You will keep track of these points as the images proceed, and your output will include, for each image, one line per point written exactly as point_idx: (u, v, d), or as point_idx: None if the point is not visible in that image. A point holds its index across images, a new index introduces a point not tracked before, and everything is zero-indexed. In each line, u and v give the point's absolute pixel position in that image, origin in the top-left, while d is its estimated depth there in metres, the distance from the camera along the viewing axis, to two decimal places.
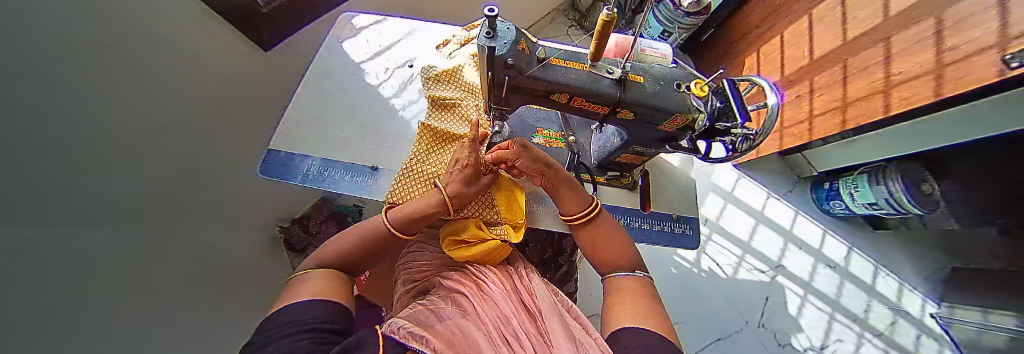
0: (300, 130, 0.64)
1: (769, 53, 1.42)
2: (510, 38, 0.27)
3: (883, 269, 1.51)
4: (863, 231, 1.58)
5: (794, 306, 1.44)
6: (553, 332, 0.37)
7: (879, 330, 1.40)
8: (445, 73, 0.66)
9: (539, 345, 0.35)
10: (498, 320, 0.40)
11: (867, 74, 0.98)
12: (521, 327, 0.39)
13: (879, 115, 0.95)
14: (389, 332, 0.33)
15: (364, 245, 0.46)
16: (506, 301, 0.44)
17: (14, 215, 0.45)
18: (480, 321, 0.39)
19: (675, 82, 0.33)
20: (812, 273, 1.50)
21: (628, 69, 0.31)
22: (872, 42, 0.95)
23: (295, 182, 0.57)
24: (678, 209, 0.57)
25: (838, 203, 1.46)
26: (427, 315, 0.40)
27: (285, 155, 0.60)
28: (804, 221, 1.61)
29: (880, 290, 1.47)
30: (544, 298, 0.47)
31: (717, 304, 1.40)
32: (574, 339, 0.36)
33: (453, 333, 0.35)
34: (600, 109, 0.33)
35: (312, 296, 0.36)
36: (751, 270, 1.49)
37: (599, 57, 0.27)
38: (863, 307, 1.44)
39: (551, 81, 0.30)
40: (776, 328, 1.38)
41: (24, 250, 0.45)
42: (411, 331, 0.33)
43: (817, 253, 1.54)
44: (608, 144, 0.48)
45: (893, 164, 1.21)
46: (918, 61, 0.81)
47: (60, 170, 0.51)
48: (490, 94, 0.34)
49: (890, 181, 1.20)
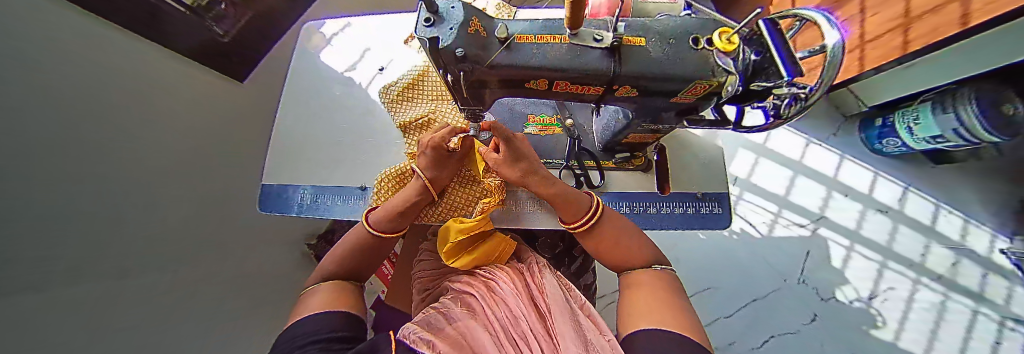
0: (286, 158, 0.62)
1: None
2: (457, 20, 0.21)
3: (946, 207, 1.34)
4: (921, 168, 1.39)
5: (839, 259, 1.32)
6: (562, 333, 0.31)
7: (937, 273, 1.26)
8: (408, 87, 0.56)
9: (549, 348, 0.29)
10: (510, 321, 0.34)
11: None
12: (531, 328, 0.33)
13: (954, 28, 0.76)
14: (400, 337, 0.30)
15: (360, 247, 0.44)
16: (517, 300, 0.38)
17: (53, 267, 0.49)
18: (491, 323, 0.34)
19: (691, 36, 0.25)
20: (860, 221, 1.36)
21: (622, 31, 0.23)
22: None
23: (294, 213, 0.58)
24: (702, 184, 0.50)
25: (893, 141, 1.27)
26: (437, 316, 0.35)
27: (278, 187, 0.60)
28: (850, 165, 1.43)
29: (941, 231, 1.31)
30: (557, 295, 0.39)
31: (750, 265, 1.33)
32: (585, 341, 0.30)
33: (462, 336, 0.30)
34: (594, 90, 0.27)
35: (325, 307, 0.34)
36: (789, 226, 1.38)
37: (578, 23, 0.19)
38: (920, 252, 1.30)
39: (522, 66, 0.23)
40: (818, 283, 1.29)
41: (60, 299, 0.49)
42: (422, 335, 0.29)
43: (866, 198, 1.38)
44: (611, 124, 0.41)
45: (966, 86, 0.98)
46: None
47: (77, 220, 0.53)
48: (455, 91, 0.29)
49: (958, 106, 0.99)
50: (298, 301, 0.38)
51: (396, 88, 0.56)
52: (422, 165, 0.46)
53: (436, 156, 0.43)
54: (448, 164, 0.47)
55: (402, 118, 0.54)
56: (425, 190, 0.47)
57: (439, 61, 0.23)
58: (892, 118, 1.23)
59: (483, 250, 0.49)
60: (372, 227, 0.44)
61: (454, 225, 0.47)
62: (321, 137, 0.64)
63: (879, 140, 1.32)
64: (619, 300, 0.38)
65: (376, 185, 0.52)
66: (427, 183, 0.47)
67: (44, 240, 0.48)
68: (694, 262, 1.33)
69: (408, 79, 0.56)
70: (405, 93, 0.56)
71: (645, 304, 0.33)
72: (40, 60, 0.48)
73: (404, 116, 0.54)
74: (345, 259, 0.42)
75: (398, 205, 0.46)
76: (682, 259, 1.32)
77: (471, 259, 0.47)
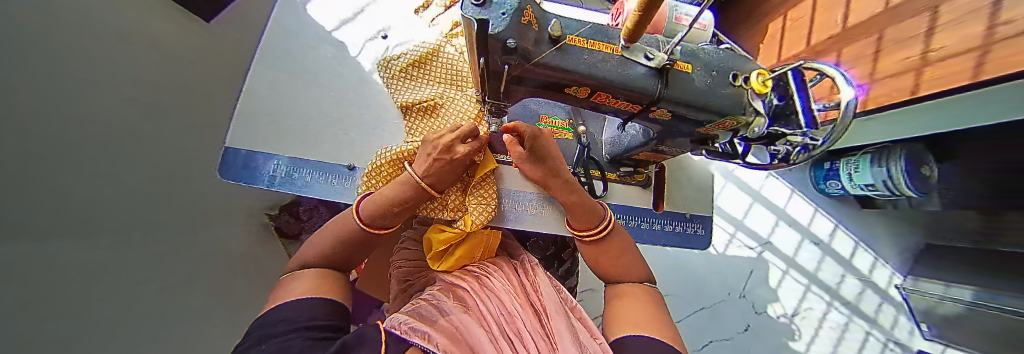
0: (259, 123, 0.54)
1: (799, 18, 1.28)
2: (511, 6, 0.18)
3: (863, 244, 1.56)
4: (852, 211, 1.60)
5: (775, 280, 1.51)
6: (558, 330, 0.31)
7: (847, 299, 1.49)
8: (414, 65, 0.52)
9: (545, 346, 0.30)
10: (505, 315, 0.34)
11: (905, 48, 0.87)
12: (525, 323, 0.33)
13: (903, 95, 0.87)
14: (389, 328, 0.29)
15: (342, 236, 0.40)
16: (508, 295, 0.38)
17: None
18: (484, 316, 0.33)
19: (732, 71, 0.25)
20: (797, 249, 1.55)
21: (675, 53, 0.22)
22: (919, 10, 0.84)
23: (263, 186, 0.52)
24: (693, 207, 0.54)
25: (836, 183, 1.41)
26: (428, 307, 0.34)
27: (246, 155, 0.53)
28: (798, 200, 1.61)
29: (856, 264, 1.53)
30: (549, 293, 0.40)
31: (705, 277, 1.47)
32: (580, 338, 0.31)
33: (457, 329, 0.29)
34: (630, 108, 0.27)
35: (309, 292, 0.33)
36: (741, 246, 1.53)
37: (635, 37, 0.19)
38: (837, 280, 1.51)
39: (568, 70, 0.22)
40: (756, 298, 1.47)
41: None
42: (415, 326, 0.28)
43: (805, 230, 1.58)
44: (625, 139, 0.42)
45: (898, 146, 1.13)
46: (964, 36, 0.73)
47: None
48: (487, 86, 0.28)
49: (892, 162, 1.14)
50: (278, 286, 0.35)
51: (400, 62, 0.52)
52: (423, 169, 0.38)
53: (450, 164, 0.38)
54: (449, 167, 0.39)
55: (405, 98, 0.50)
56: (421, 192, 0.39)
57: (483, 54, 0.22)
58: (837, 163, 1.36)
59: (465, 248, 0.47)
60: (364, 220, 0.40)
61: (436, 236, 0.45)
62: (307, 105, 0.58)
63: (824, 180, 1.47)
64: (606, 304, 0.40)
65: (369, 166, 0.44)
66: (425, 184, 0.39)
67: None
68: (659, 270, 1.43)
69: (414, 55, 0.52)
70: (410, 70, 0.52)
71: (631, 313, 0.35)
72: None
73: (407, 96, 0.50)
74: (324, 247, 0.39)
75: (392, 203, 0.39)
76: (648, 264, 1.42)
77: (455, 261, 0.45)
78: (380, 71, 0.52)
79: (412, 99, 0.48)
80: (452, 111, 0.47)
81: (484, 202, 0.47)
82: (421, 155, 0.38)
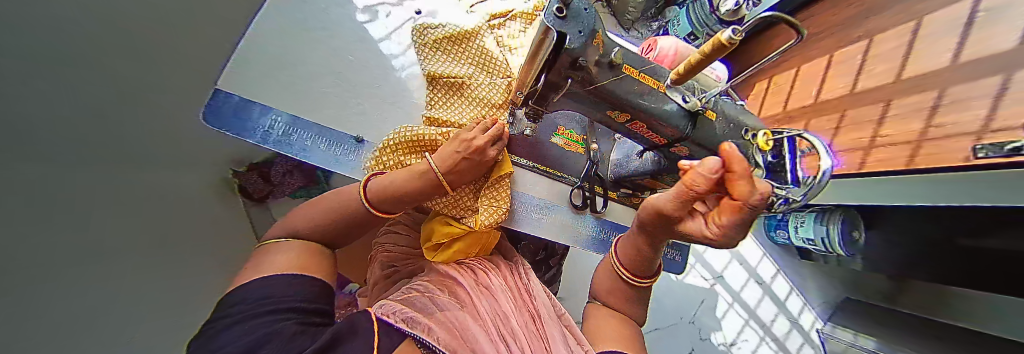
0: (261, 70, 0.49)
1: (781, 84, 1.44)
2: (589, 26, 0.20)
3: (796, 291, 1.76)
4: (793, 260, 1.80)
5: (721, 310, 1.66)
6: None
7: (776, 335, 1.67)
8: (448, 39, 0.52)
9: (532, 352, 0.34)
10: (496, 317, 0.37)
11: (858, 130, 1.03)
12: (518, 328, 0.36)
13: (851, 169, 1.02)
14: (382, 317, 0.30)
15: (340, 214, 0.39)
16: (504, 296, 0.41)
17: None
18: (478, 316, 0.35)
19: (743, 127, 0.31)
20: (744, 286, 1.72)
21: (708, 103, 0.28)
22: (874, 100, 0.99)
23: (252, 141, 0.44)
24: (675, 236, 0.59)
25: (783, 233, 1.59)
26: (424, 297, 0.36)
27: (238, 102, 0.46)
28: (751, 243, 1.79)
29: (788, 306, 1.74)
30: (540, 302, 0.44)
31: (662, 300, 1.58)
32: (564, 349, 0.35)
33: (455, 324, 0.32)
34: (658, 139, 0.32)
35: (291, 269, 0.32)
36: (698, 277, 1.67)
37: (683, 80, 0.22)
38: (771, 318, 1.70)
39: (614, 94, 0.26)
40: (702, 325, 1.61)
41: None
42: (411, 319, 0.30)
43: (752, 270, 1.76)
44: (633, 164, 0.46)
45: (841, 209, 1.28)
46: (905, 128, 0.87)
47: None
48: (529, 90, 0.29)
49: (831, 223, 1.31)
50: (253, 259, 0.34)
51: (434, 34, 0.52)
52: (445, 165, 0.37)
53: (471, 161, 0.38)
54: (470, 163, 0.39)
55: (434, 68, 0.49)
56: (432, 186, 0.38)
57: (546, 66, 0.24)
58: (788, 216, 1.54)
59: (463, 243, 0.47)
60: (369, 199, 0.38)
61: (440, 227, 0.45)
62: (320, 62, 0.55)
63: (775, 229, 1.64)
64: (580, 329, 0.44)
65: (383, 143, 0.43)
66: (442, 180, 0.38)
67: None
68: None
69: (448, 31, 0.52)
70: (442, 43, 0.52)
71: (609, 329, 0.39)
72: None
73: (436, 68, 0.50)
74: (321, 220, 0.38)
75: (402, 190, 0.37)
76: None
77: (451, 253, 0.46)
78: (414, 37, 0.52)
79: (440, 73, 0.47)
80: (478, 96, 0.48)
81: (497, 204, 0.44)
82: (443, 150, 0.38)
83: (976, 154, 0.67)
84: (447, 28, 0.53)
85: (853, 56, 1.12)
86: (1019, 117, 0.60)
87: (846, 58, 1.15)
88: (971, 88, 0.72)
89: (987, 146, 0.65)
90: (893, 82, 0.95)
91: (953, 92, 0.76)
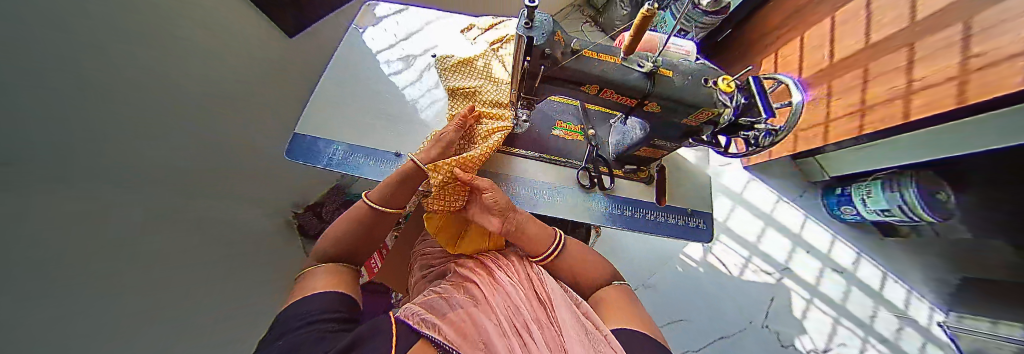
0: (324, 114, 0.66)
1: (787, 55, 1.42)
2: (548, 28, 0.31)
3: (894, 276, 1.47)
4: (876, 240, 1.54)
5: (799, 309, 1.41)
6: (563, 323, 0.37)
7: (885, 336, 1.35)
8: (461, 63, 0.65)
9: (549, 333, 0.36)
10: (507, 309, 0.40)
11: (888, 80, 0.97)
12: (531, 317, 0.38)
13: (895, 120, 0.95)
14: (402, 316, 0.34)
15: (355, 223, 0.46)
16: (516, 292, 0.44)
17: None
18: (490, 309, 0.39)
19: (703, 78, 0.38)
20: (819, 277, 1.47)
21: (659, 64, 0.36)
22: (895, 47, 0.95)
23: (320, 164, 0.60)
24: (692, 204, 0.61)
25: (849, 209, 1.43)
26: (439, 299, 0.40)
27: (311, 140, 0.62)
28: (812, 225, 1.59)
29: (886, 297, 1.43)
30: (555, 289, 0.46)
31: (721, 305, 1.41)
32: (584, 329, 0.35)
33: (464, 320, 0.35)
34: (629, 102, 0.39)
35: (325, 288, 0.36)
36: (757, 271, 1.49)
37: (633, 51, 0.30)
38: (869, 314, 1.40)
39: (583, 71, 0.35)
40: (780, 329, 1.37)
41: None
42: (425, 318, 0.33)
43: (825, 257, 1.51)
44: (629, 137, 0.53)
45: (908, 172, 1.18)
46: (941, 67, 0.81)
47: None
48: (522, 84, 0.39)
49: (905, 188, 1.17)
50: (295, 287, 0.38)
51: (451, 61, 0.67)
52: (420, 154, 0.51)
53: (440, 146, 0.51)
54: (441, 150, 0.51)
55: (452, 84, 0.62)
56: (418, 173, 0.50)
57: (528, 61, 0.33)
58: (849, 188, 1.40)
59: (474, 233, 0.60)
60: (370, 197, 0.48)
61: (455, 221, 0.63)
62: (362, 102, 0.71)
63: (837, 207, 1.49)
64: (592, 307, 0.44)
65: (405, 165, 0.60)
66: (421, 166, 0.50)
67: None
68: (668, 292, 1.41)
69: (459, 57, 0.66)
70: (457, 66, 0.65)
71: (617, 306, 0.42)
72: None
73: (454, 83, 0.62)
74: (343, 240, 0.44)
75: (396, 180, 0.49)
76: (656, 290, 1.41)
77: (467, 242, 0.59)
78: (438, 65, 0.67)
79: (456, 86, 0.59)
80: (487, 97, 0.58)
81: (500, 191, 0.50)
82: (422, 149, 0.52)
83: None
84: (454, 59, 0.67)
85: (854, 13, 1.09)
86: None
87: (847, 16, 1.12)
88: (991, 13, 0.68)
89: None
90: (908, 25, 0.90)
91: (980, 19, 0.70)
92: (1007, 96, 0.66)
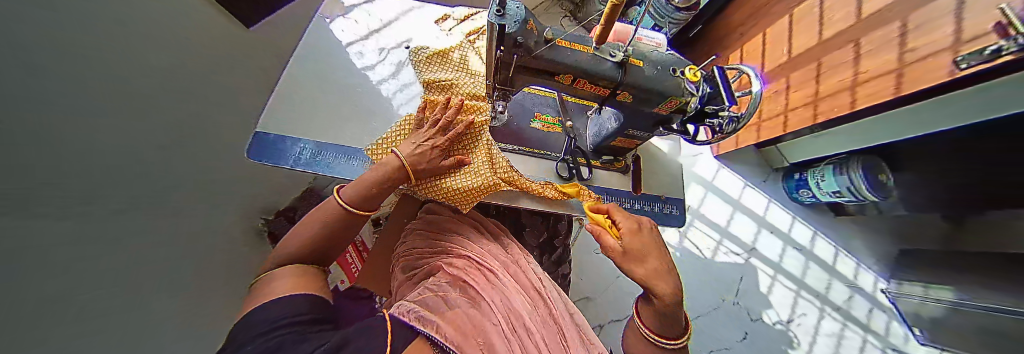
0: (288, 111, 0.61)
1: (753, 49, 1.50)
2: (521, 18, 0.31)
3: (844, 251, 1.63)
4: (828, 219, 1.70)
5: (764, 286, 1.54)
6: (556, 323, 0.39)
7: (837, 304, 1.51)
8: (437, 55, 0.62)
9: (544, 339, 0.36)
10: (506, 308, 0.39)
11: (839, 71, 1.06)
12: (528, 317, 0.39)
13: (844, 109, 1.04)
14: (397, 314, 0.33)
15: (325, 228, 0.43)
16: (509, 289, 0.44)
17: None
18: (488, 308, 0.39)
19: (671, 68, 0.39)
20: (781, 256, 1.61)
21: (630, 53, 0.36)
22: (844, 42, 1.03)
23: (286, 165, 0.56)
24: (667, 191, 0.64)
25: (806, 192, 1.56)
26: (434, 298, 0.39)
27: (274, 138, 0.57)
28: (776, 208, 1.72)
29: (839, 270, 1.59)
30: (548, 296, 0.47)
31: (697, 287, 1.50)
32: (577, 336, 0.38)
33: (462, 318, 0.34)
34: (602, 92, 0.40)
35: (289, 290, 0.34)
36: (728, 253, 1.59)
37: (603, 41, 0.30)
38: (824, 286, 1.55)
39: (554, 61, 0.35)
40: (749, 305, 1.49)
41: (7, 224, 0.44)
42: (422, 315, 0.32)
43: (786, 237, 1.65)
44: (604, 131, 0.54)
45: (851, 158, 1.32)
46: (881, 60, 0.90)
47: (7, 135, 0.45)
48: (496, 75, 0.38)
49: (852, 171, 1.30)
50: (251, 294, 0.35)
51: (426, 52, 0.63)
52: (407, 152, 0.48)
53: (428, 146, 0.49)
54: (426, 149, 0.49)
55: (428, 77, 0.59)
56: (399, 172, 0.47)
57: (499, 47, 0.33)
58: (806, 174, 1.52)
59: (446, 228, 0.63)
60: (342, 196, 0.44)
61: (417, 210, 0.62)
62: (331, 98, 0.66)
63: (796, 190, 1.62)
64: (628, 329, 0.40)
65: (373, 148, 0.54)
66: (405, 166, 0.47)
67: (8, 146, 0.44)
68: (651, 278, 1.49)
69: (431, 51, 0.62)
70: (433, 58, 0.62)
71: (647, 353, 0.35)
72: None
73: (430, 76, 0.59)
74: (313, 242, 0.42)
75: (375, 181, 0.46)
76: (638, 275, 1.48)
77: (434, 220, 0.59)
78: (412, 57, 0.63)
79: (432, 80, 0.57)
80: (465, 90, 0.56)
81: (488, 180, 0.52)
82: (409, 145, 0.49)
83: (958, 66, 0.67)
84: (429, 51, 0.63)
85: (809, 10, 1.18)
86: (986, 24, 0.61)
87: (803, 13, 1.20)
88: (927, 10, 0.76)
89: (967, 56, 0.65)
90: (856, 21, 0.99)
91: (916, 17, 0.79)
92: (944, 84, 0.73)
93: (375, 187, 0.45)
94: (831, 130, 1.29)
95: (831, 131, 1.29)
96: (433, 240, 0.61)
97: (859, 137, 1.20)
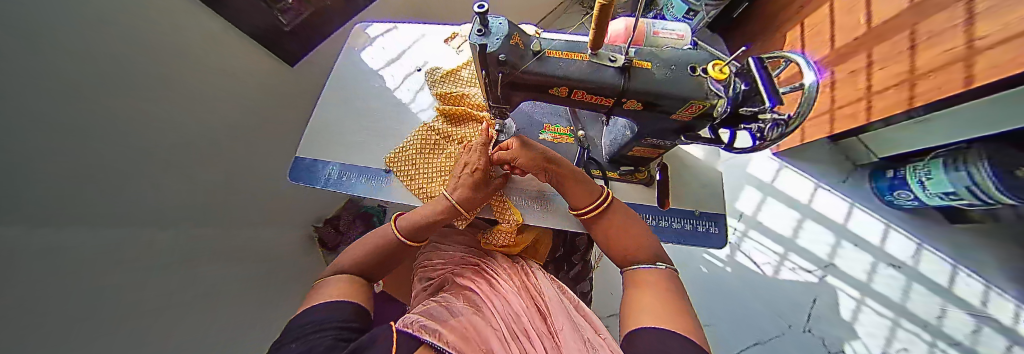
0: (319, 135, 0.68)
1: (817, 24, 1.26)
2: (503, 34, 0.31)
3: (964, 269, 1.26)
4: (936, 228, 1.34)
5: (847, 310, 1.25)
6: (562, 333, 0.38)
7: (956, 339, 1.17)
8: (448, 74, 0.67)
9: (550, 347, 0.36)
10: (508, 320, 0.40)
11: (943, 40, 0.82)
12: (531, 325, 0.40)
13: (957, 87, 0.81)
14: (401, 326, 0.32)
15: (377, 254, 0.46)
16: (516, 299, 0.45)
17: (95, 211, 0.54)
18: (490, 317, 0.40)
19: (689, 65, 0.35)
20: (871, 273, 1.30)
21: (632, 56, 0.33)
22: (947, 2, 0.79)
23: (318, 186, 0.61)
24: (701, 204, 0.55)
25: (905, 193, 1.26)
26: (437, 308, 0.40)
27: (309, 161, 0.64)
28: (861, 215, 1.40)
29: (958, 294, 1.23)
30: (554, 298, 0.46)
31: (753, 308, 1.28)
32: (585, 340, 0.37)
33: (464, 328, 0.35)
34: (605, 101, 0.37)
35: (335, 297, 0.36)
36: (795, 270, 1.33)
37: (599, 45, 0.27)
38: (936, 314, 1.21)
39: (546, 73, 0.34)
40: (824, 333, 1.22)
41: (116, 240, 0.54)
42: (424, 325, 0.32)
43: (877, 251, 1.33)
44: (620, 138, 0.49)
45: (977, 146, 1.01)
46: (1004, 23, 0.67)
47: (130, 167, 0.57)
48: (489, 93, 0.40)
49: (972, 166, 0.99)
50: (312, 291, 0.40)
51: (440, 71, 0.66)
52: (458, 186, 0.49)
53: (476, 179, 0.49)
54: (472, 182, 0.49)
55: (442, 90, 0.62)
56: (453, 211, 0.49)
57: (483, 61, 0.33)
58: (903, 170, 1.23)
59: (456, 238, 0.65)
60: (402, 234, 0.47)
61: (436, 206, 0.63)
62: (355, 121, 0.71)
63: (890, 191, 1.31)
64: (624, 291, 0.40)
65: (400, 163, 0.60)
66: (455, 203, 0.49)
67: (127, 176, 0.56)
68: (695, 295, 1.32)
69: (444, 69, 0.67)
70: (444, 76, 0.66)
71: (655, 299, 0.34)
72: (142, 21, 0.57)
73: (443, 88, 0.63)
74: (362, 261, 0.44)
75: (426, 218, 0.48)
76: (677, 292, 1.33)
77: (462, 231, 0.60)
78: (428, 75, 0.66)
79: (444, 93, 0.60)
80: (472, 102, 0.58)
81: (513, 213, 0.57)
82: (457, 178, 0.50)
83: None
84: (442, 70, 0.67)
85: None
86: None
87: None
88: None
89: None
90: None
91: None
92: None
93: (427, 222, 0.48)
94: (936, 113, 1.03)
95: (937, 113, 1.03)
96: (443, 252, 0.62)
97: (983, 117, 0.93)
